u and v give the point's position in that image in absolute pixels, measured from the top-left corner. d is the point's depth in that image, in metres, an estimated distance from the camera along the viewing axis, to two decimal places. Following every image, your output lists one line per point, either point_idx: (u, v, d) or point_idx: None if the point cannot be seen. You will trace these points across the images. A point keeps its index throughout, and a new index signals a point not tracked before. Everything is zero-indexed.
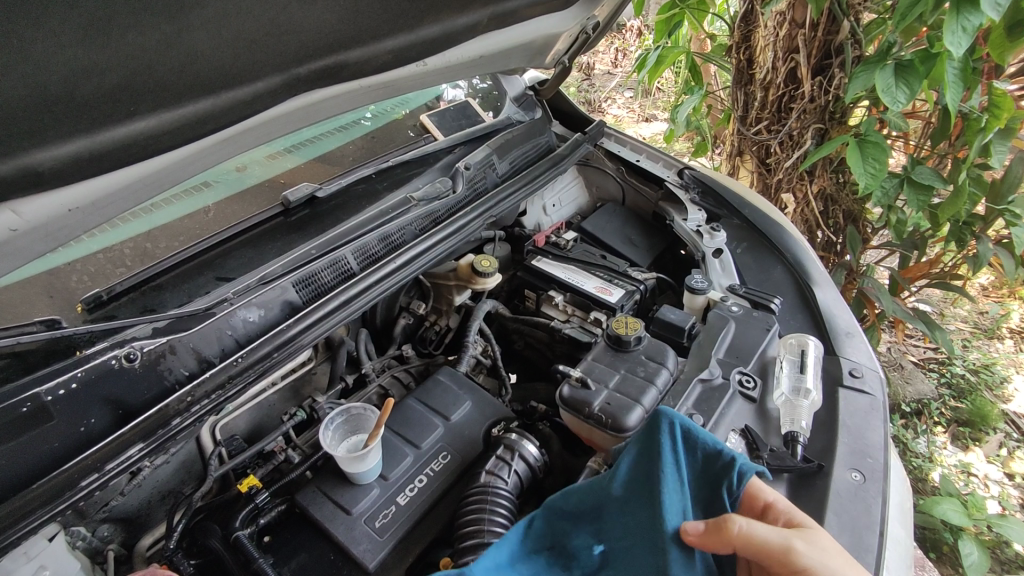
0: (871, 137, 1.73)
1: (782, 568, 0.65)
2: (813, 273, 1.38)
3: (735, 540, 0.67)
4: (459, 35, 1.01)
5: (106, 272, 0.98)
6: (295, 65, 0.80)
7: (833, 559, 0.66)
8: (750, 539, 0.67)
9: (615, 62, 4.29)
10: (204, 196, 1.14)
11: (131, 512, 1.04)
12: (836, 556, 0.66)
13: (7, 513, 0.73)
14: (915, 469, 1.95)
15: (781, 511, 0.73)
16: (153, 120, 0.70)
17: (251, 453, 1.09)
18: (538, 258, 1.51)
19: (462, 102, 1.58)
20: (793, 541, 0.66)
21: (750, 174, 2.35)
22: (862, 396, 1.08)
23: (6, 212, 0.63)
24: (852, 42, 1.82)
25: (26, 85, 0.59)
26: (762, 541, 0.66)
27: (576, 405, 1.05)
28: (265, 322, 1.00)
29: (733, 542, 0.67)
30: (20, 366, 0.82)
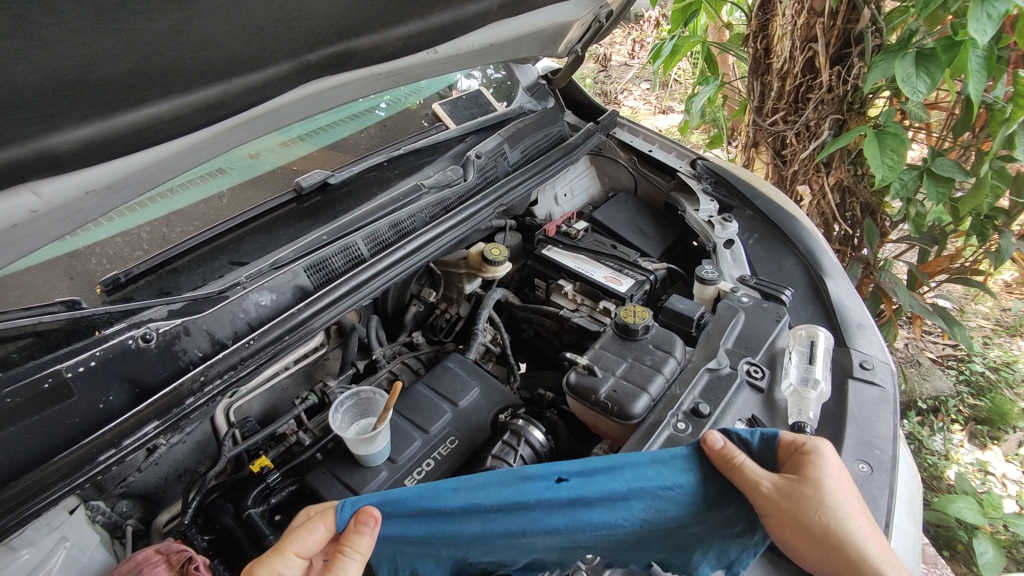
0: (890, 128, 1.70)
1: (752, 499, 0.75)
2: (826, 265, 1.37)
3: (732, 468, 0.78)
4: (468, 23, 1.00)
5: (124, 255, 1.01)
6: (306, 52, 0.80)
7: (800, 507, 0.72)
8: (736, 470, 0.77)
9: (631, 53, 4.26)
10: (219, 182, 1.16)
11: (148, 489, 1.07)
12: (808, 508, 0.72)
13: (31, 483, 0.77)
14: (930, 466, 1.93)
15: (802, 454, 0.77)
16: (166, 106, 0.71)
17: (264, 435, 1.12)
18: (548, 247, 1.51)
19: (475, 91, 1.57)
20: (767, 483, 0.75)
21: (766, 165, 2.32)
22: (872, 387, 1.08)
23: (26, 193, 0.65)
24: (872, 30, 1.79)
25: (41, 71, 0.60)
26: (751, 475, 0.76)
27: (583, 392, 1.06)
28: (277, 306, 1.02)
29: (723, 470, 0.79)
30: (43, 345, 0.85)
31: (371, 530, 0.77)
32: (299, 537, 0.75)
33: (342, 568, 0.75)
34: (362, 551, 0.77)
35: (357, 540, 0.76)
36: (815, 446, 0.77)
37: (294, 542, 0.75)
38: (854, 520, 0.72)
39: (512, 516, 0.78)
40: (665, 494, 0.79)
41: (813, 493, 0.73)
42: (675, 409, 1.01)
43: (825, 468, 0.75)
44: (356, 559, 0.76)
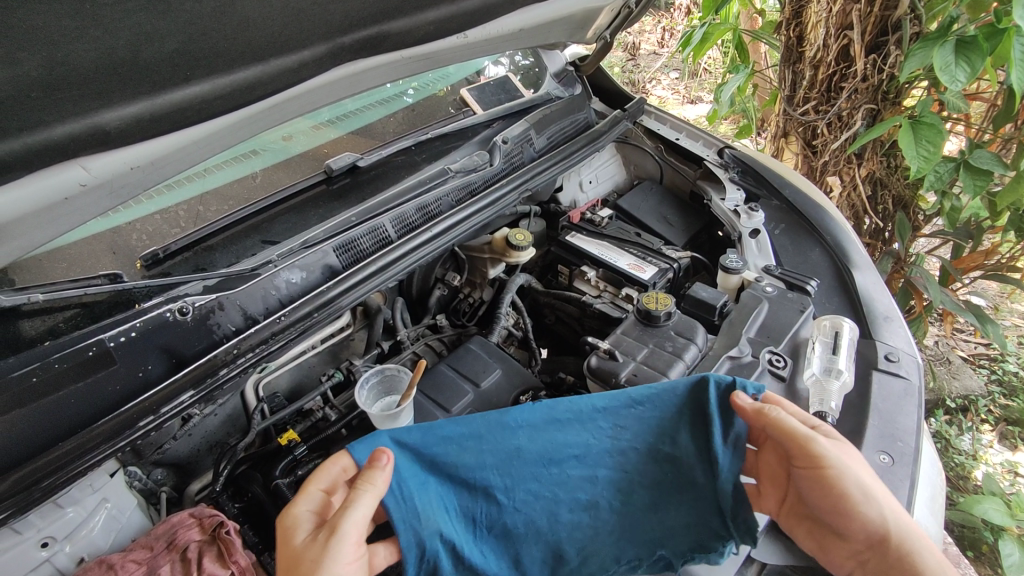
0: (926, 119, 1.66)
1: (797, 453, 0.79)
2: (854, 256, 1.35)
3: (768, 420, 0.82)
4: (498, 8, 1.01)
5: (163, 232, 1.05)
6: (340, 34, 0.81)
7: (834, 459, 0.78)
8: (781, 425, 0.81)
9: (661, 41, 4.20)
10: (253, 163, 1.19)
11: (182, 458, 1.12)
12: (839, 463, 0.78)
13: (79, 444, 0.81)
14: (957, 466, 1.90)
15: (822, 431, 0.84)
16: (207, 85, 0.73)
17: (291, 411, 1.16)
18: (572, 234, 1.52)
19: (503, 78, 1.58)
20: (820, 441, 0.79)
21: (795, 156, 2.29)
22: (897, 380, 1.06)
23: (76, 167, 0.69)
24: (910, 18, 1.74)
25: (96, 49, 0.63)
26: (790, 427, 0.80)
27: (604, 375, 1.07)
28: (306, 285, 1.05)
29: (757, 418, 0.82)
30: (89, 315, 0.90)
31: (385, 463, 0.78)
32: (319, 473, 0.82)
33: (353, 501, 0.75)
34: (380, 484, 0.77)
35: (376, 475, 0.78)
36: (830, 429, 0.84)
37: (314, 478, 0.81)
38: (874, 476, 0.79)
39: (500, 444, 0.87)
40: (635, 412, 0.90)
41: (850, 454, 0.80)
42: None
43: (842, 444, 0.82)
44: (368, 489, 0.76)
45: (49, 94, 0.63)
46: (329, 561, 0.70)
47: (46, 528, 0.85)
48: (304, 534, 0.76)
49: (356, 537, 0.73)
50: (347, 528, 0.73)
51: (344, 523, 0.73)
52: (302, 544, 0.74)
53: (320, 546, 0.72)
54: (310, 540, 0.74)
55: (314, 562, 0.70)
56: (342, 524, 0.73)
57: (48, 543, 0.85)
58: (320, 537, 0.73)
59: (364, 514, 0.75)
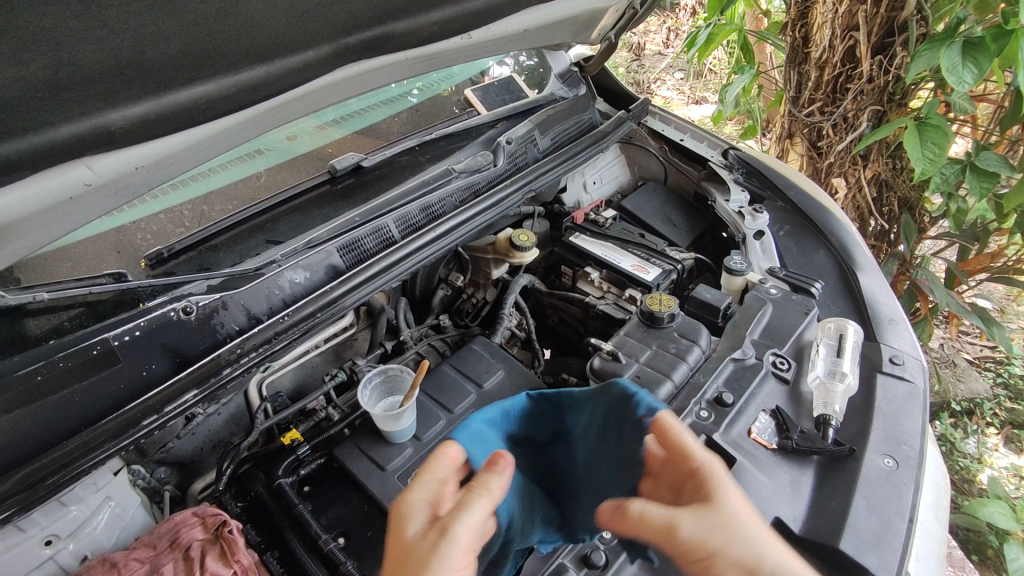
0: (932, 120, 1.65)
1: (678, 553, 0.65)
2: (858, 258, 1.35)
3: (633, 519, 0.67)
4: (503, 9, 1.01)
5: (167, 232, 1.05)
6: (344, 35, 0.81)
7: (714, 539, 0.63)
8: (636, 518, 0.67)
9: (666, 42, 4.19)
10: (257, 163, 1.20)
11: (185, 457, 1.12)
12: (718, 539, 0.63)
13: (83, 442, 0.81)
14: (962, 469, 1.89)
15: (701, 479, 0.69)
16: (212, 86, 0.74)
17: (294, 410, 1.16)
18: (575, 234, 1.52)
19: (508, 78, 1.58)
20: (682, 526, 0.64)
21: (800, 157, 2.28)
22: (901, 383, 1.06)
23: (81, 167, 0.69)
24: (917, 19, 1.73)
25: (102, 50, 0.63)
26: (657, 523, 0.65)
27: (607, 376, 1.07)
28: (310, 285, 1.05)
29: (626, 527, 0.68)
30: (93, 314, 0.90)
31: (502, 469, 0.69)
32: (435, 462, 0.72)
33: (468, 503, 0.65)
34: (495, 491, 0.67)
35: (489, 479, 0.68)
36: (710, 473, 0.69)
37: (430, 466, 0.71)
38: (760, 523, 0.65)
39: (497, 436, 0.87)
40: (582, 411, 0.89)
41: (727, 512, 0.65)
42: (698, 398, 1.01)
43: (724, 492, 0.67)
44: (485, 495, 0.66)
45: (56, 95, 0.63)
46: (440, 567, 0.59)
47: (50, 526, 0.85)
48: (417, 525, 0.65)
49: (469, 545, 0.62)
50: (461, 534, 0.62)
51: (458, 527, 0.62)
52: (414, 538, 0.63)
53: (431, 546, 0.61)
54: (423, 536, 0.63)
55: (424, 563, 0.59)
56: (456, 527, 0.62)
57: (52, 541, 0.86)
58: (433, 536, 0.62)
59: (477, 522, 0.64)
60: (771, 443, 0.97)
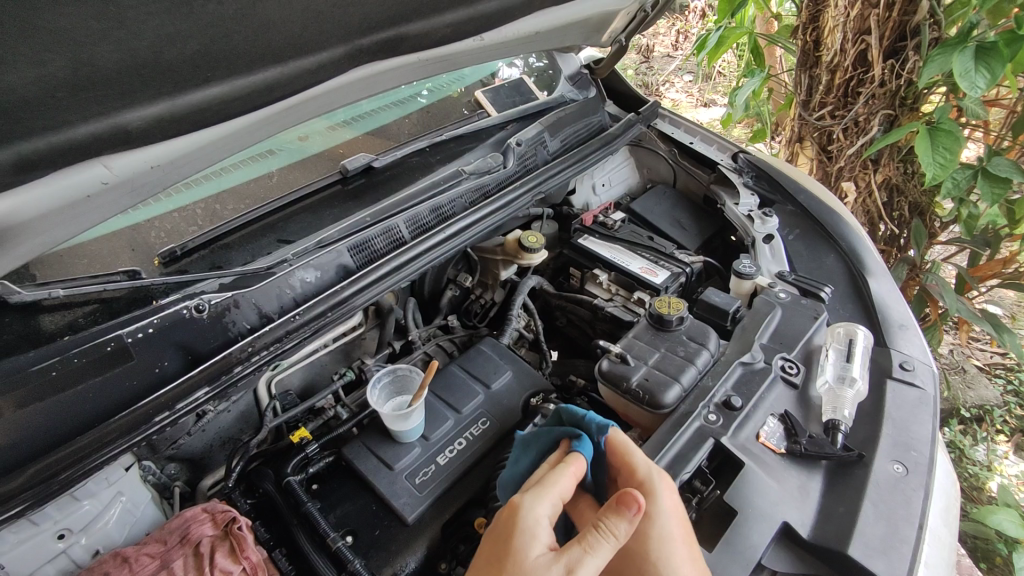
0: (944, 125, 1.64)
1: None
2: (869, 263, 1.34)
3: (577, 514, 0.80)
4: (515, 11, 1.01)
5: (180, 230, 1.06)
6: (358, 37, 0.82)
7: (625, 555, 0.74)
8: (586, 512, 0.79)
9: (675, 44, 4.19)
10: (269, 163, 1.21)
11: (195, 454, 1.13)
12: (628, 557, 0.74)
13: (96, 438, 0.82)
14: (971, 477, 1.87)
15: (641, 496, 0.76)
16: (228, 87, 0.75)
17: (303, 408, 1.17)
18: (584, 237, 1.52)
19: (518, 79, 1.58)
20: None
21: (810, 161, 2.27)
22: (912, 389, 1.05)
23: (98, 166, 0.69)
24: (930, 23, 1.73)
25: (121, 50, 0.64)
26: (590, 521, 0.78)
27: (615, 378, 1.07)
28: (320, 284, 1.06)
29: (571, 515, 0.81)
30: (106, 310, 0.91)
31: (631, 516, 0.68)
32: (557, 479, 0.75)
33: (592, 547, 0.67)
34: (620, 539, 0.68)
35: (614, 522, 0.68)
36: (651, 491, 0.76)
37: (555, 486, 0.74)
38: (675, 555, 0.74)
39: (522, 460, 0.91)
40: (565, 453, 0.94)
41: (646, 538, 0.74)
42: (706, 401, 1.01)
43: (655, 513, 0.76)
44: (610, 543, 0.67)
45: (75, 95, 0.64)
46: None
47: (62, 520, 0.87)
48: (540, 545, 0.69)
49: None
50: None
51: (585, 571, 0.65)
52: (537, 561, 0.67)
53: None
54: (547, 562, 0.66)
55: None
56: (581, 568, 0.65)
57: (65, 534, 0.87)
58: (559, 571, 0.65)
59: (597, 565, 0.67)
60: (779, 447, 0.96)
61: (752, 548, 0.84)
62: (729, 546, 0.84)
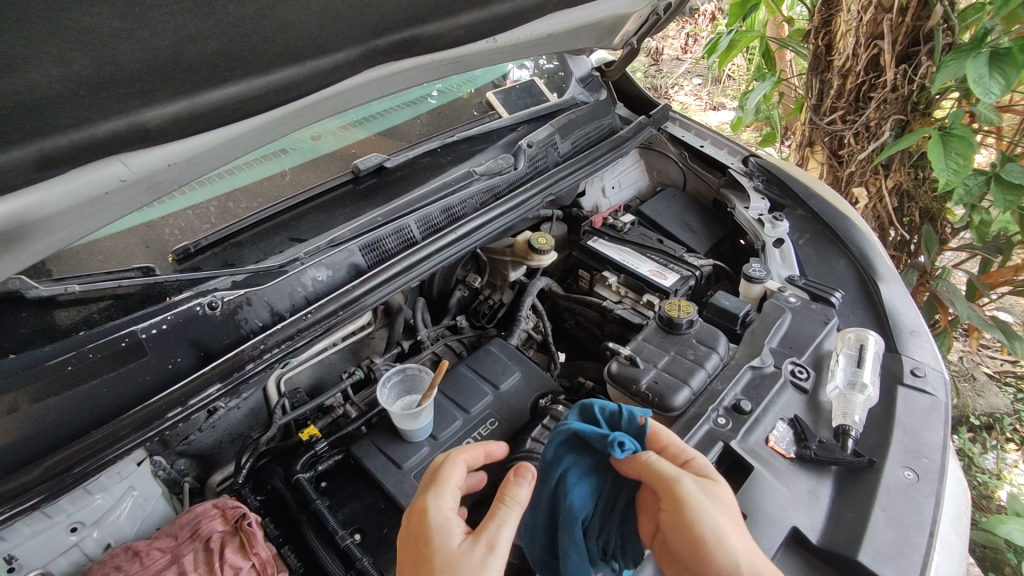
0: (956, 131, 1.63)
1: (668, 499, 0.74)
2: (880, 269, 1.34)
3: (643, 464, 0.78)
4: (528, 13, 1.02)
5: (194, 227, 1.07)
6: (374, 38, 0.83)
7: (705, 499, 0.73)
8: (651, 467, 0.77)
9: (684, 47, 4.19)
10: (282, 161, 1.22)
11: (205, 450, 1.14)
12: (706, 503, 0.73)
13: (109, 432, 0.83)
14: (980, 485, 1.86)
15: (697, 465, 0.80)
16: (245, 86, 0.75)
17: (312, 406, 1.17)
18: (593, 239, 1.52)
19: (528, 81, 1.59)
20: (682, 479, 0.74)
21: (821, 165, 2.26)
22: (923, 395, 1.05)
23: (117, 163, 0.70)
24: (943, 28, 1.72)
25: (142, 50, 0.64)
26: (661, 470, 0.76)
27: (624, 380, 1.08)
28: (332, 283, 1.06)
29: (636, 462, 0.79)
30: (121, 306, 0.92)
31: (525, 479, 0.76)
32: (450, 470, 0.79)
33: (502, 518, 0.73)
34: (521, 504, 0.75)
35: (512, 489, 0.75)
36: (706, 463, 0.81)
37: (450, 475, 0.78)
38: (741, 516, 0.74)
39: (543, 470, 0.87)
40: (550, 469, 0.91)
41: (719, 495, 0.75)
42: (715, 404, 1.01)
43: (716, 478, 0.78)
44: (516, 508, 0.74)
45: (97, 93, 0.64)
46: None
47: (75, 513, 0.87)
48: (457, 535, 0.72)
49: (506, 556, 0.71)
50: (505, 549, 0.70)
51: (502, 541, 0.71)
52: (458, 549, 0.70)
53: (478, 560, 0.68)
54: (467, 547, 0.70)
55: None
56: (500, 541, 0.71)
57: (77, 528, 0.88)
58: (480, 550, 0.69)
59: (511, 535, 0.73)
60: (789, 452, 0.96)
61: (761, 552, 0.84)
62: None
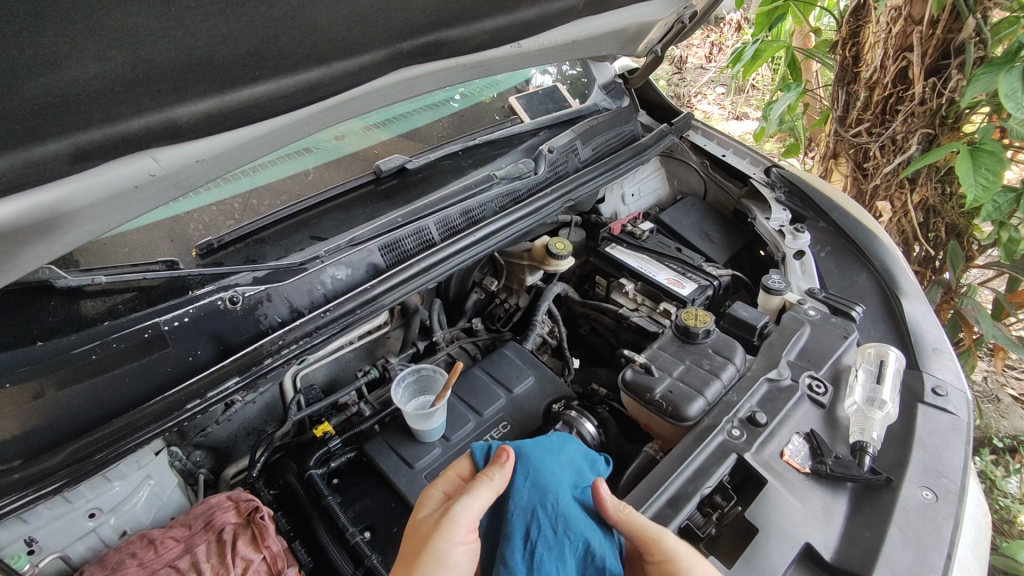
0: (986, 146, 1.60)
1: (652, 554, 0.76)
2: (902, 284, 1.32)
3: (624, 520, 0.79)
4: (553, 19, 1.02)
5: (218, 223, 1.09)
6: (399, 40, 0.83)
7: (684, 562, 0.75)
8: (634, 526, 0.78)
9: (708, 56, 4.18)
10: (305, 161, 1.23)
11: (220, 443, 1.16)
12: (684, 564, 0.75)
13: (128, 422, 0.84)
14: (1001, 509, 1.80)
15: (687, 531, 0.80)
16: (273, 85, 0.77)
17: (326, 403, 1.19)
18: (612, 245, 1.52)
19: (551, 87, 1.60)
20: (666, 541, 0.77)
21: (844, 178, 2.24)
22: (943, 414, 1.03)
23: (147, 158, 0.72)
24: (975, 41, 1.69)
25: (177, 48, 0.66)
26: (642, 527, 0.78)
27: (638, 389, 1.08)
28: (351, 281, 1.08)
29: (616, 516, 0.80)
30: (144, 299, 0.94)
31: (504, 462, 0.83)
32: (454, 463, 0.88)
33: (472, 491, 0.79)
34: (497, 481, 0.81)
35: (492, 470, 0.82)
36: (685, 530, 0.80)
37: (451, 467, 0.87)
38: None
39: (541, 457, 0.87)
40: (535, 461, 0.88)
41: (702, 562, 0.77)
42: (730, 416, 1.00)
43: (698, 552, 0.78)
44: (486, 485, 0.80)
45: (130, 89, 0.66)
46: (443, 538, 0.73)
47: (94, 500, 0.89)
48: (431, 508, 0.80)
49: (468, 523, 0.76)
50: (462, 513, 0.76)
51: (459, 507, 0.76)
52: (424, 517, 0.78)
53: (434, 523, 0.76)
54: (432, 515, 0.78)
55: (426, 536, 0.74)
56: (460, 507, 0.77)
57: (94, 514, 0.90)
58: (440, 513, 0.77)
59: (478, 506, 0.78)
60: (804, 467, 0.95)
61: (772, 568, 0.83)
62: (749, 564, 0.83)
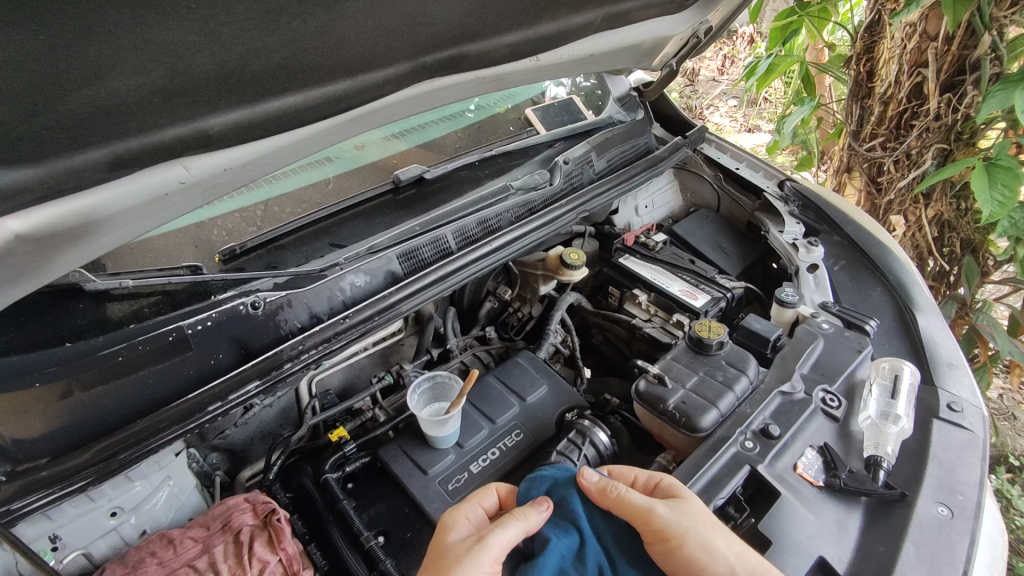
0: (1002, 162, 1.60)
1: (650, 534, 0.76)
2: (917, 298, 1.32)
3: (610, 500, 0.80)
4: (571, 33, 1.04)
5: (240, 229, 1.11)
6: (423, 54, 0.86)
7: (679, 537, 0.74)
8: (621, 504, 0.79)
9: (721, 68, 4.20)
10: (325, 170, 1.26)
11: (237, 446, 1.18)
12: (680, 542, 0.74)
13: (151, 424, 0.86)
14: (1017, 528, 1.77)
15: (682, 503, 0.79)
16: (301, 97, 0.79)
17: (342, 408, 1.20)
18: (626, 256, 1.53)
19: (566, 99, 1.63)
20: (657, 514, 0.76)
21: (858, 192, 2.24)
22: (959, 430, 1.02)
23: (178, 167, 0.73)
24: (990, 58, 1.69)
25: (214, 61, 0.68)
26: (632, 506, 0.78)
27: (652, 399, 1.09)
28: (369, 288, 1.09)
29: (603, 502, 0.81)
30: (168, 302, 0.97)
31: (544, 509, 0.80)
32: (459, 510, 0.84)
33: (502, 523, 0.77)
34: (531, 521, 0.78)
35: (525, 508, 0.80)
36: (680, 501, 0.80)
37: (476, 496, 0.86)
38: (725, 547, 0.75)
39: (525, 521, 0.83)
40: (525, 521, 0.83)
41: (700, 529, 0.76)
42: (744, 427, 1.00)
43: (693, 519, 0.77)
44: (519, 519, 0.77)
45: (167, 100, 0.68)
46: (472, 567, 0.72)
47: (116, 498, 0.91)
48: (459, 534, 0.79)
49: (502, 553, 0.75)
50: (495, 544, 0.75)
51: (492, 537, 0.75)
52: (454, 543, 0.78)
53: (467, 548, 0.75)
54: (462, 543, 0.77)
55: (456, 560, 0.73)
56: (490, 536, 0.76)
57: (116, 513, 0.92)
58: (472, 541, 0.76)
59: (508, 539, 0.76)
60: (817, 480, 0.95)
61: None
62: None
